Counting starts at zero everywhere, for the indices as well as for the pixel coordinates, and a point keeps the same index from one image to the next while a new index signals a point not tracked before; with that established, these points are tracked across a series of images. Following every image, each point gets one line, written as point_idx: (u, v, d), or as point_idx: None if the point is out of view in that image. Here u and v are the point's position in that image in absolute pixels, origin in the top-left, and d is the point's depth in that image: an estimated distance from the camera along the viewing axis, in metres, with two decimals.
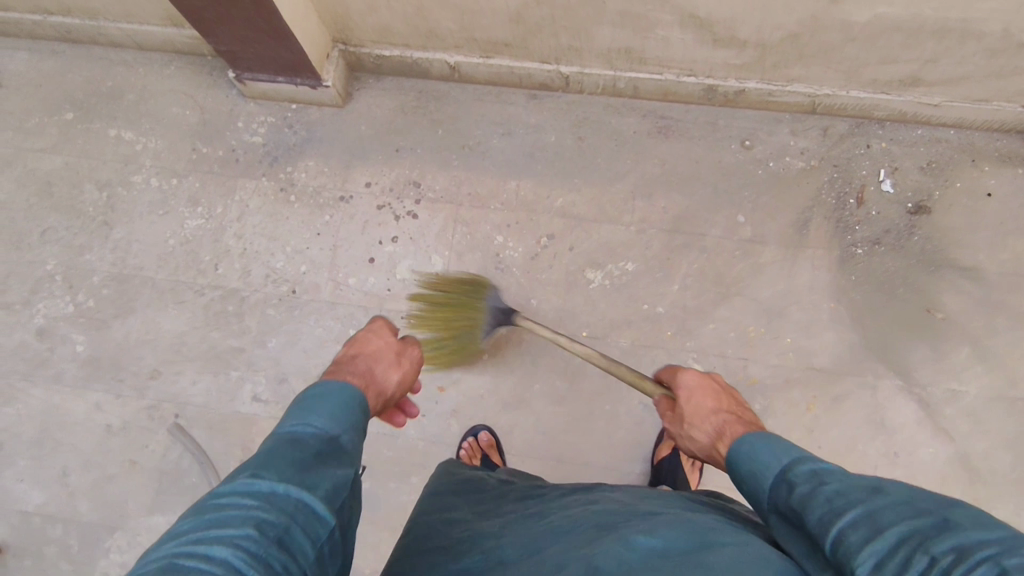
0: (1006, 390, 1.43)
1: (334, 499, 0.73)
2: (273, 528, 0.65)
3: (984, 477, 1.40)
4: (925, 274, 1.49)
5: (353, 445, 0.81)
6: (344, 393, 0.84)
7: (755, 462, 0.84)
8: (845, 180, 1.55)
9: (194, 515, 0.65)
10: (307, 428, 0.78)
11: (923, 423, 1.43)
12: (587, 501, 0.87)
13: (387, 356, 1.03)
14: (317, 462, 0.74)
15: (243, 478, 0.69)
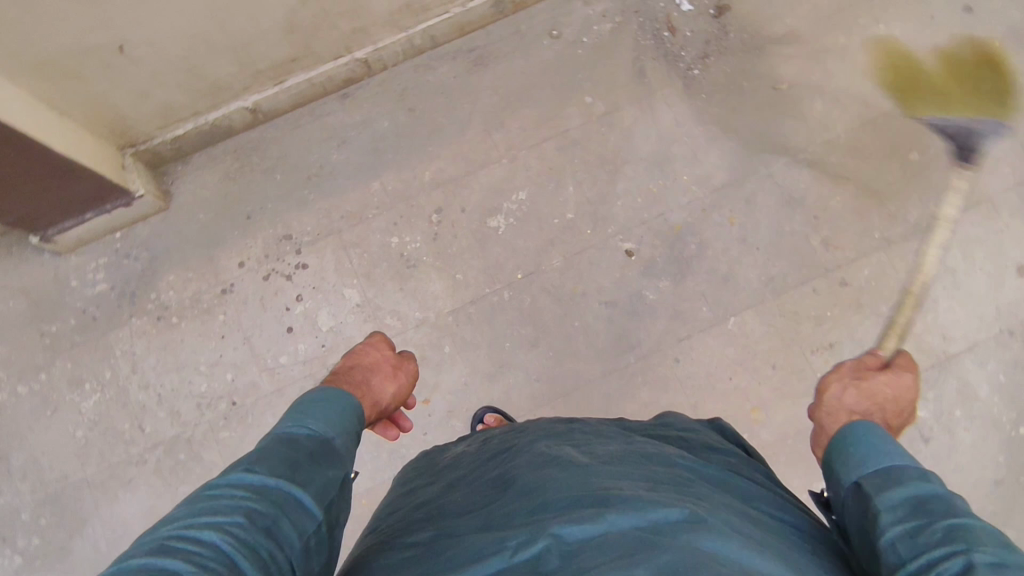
0: (866, 114, 1.59)
1: (321, 495, 0.78)
2: (262, 518, 0.71)
3: (889, 192, 1.56)
4: (755, 60, 1.63)
5: (345, 445, 0.86)
6: (339, 397, 0.90)
7: (882, 437, 0.77)
8: (652, 18, 1.64)
9: (190, 503, 0.72)
10: (303, 428, 0.84)
11: (823, 179, 1.57)
12: (544, 458, 0.88)
13: (382, 369, 1.07)
14: (307, 460, 0.80)
15: (239, 471, 0.76)
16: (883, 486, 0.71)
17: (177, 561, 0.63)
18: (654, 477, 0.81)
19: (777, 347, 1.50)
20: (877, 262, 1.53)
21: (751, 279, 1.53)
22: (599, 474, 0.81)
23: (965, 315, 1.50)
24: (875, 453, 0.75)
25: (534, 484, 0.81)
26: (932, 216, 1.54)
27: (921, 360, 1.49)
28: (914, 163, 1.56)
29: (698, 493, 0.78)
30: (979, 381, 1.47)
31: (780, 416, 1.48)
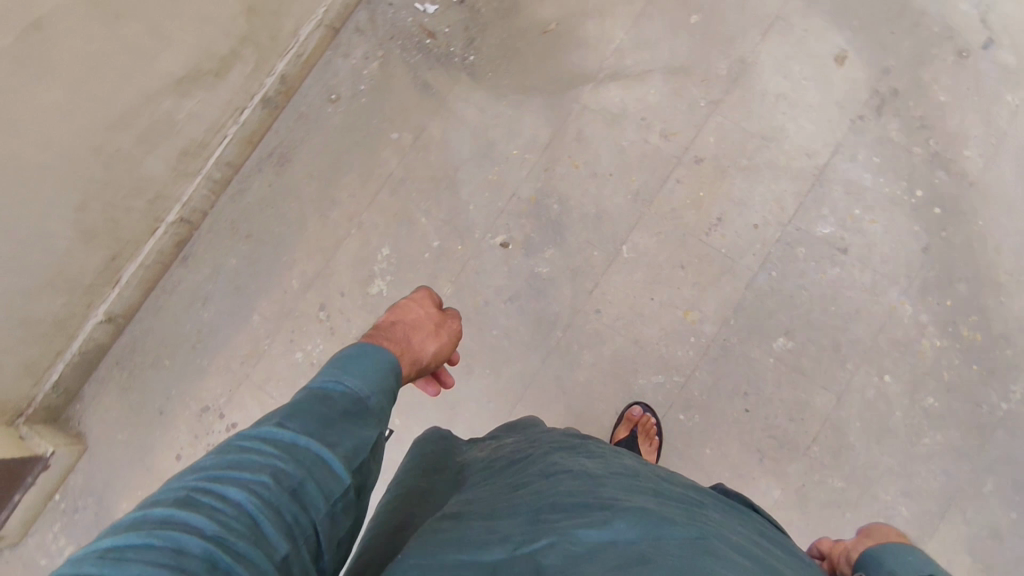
0: (634, 7, 1.63)
1: (352, 459, 0.67)
2: (289, 478, 0.61)
3: (692, 60, 1.59)
4: (515, 18, 1.66)
5: (382, 404, 0.75)
6: (378, 356, 0.79)
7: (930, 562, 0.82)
8: (408, 35, 1.67)
9: (218, 453, 0.62)
10: (338, 385, 0.73)
11: (631, 82, 1.60)
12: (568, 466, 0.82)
13: (425, 327, 1.00)
14: (340, 419, 0.69)
15: (269, 424, 0.65)
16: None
17: (198, 519, 0.53)
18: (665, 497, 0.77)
19: (675, 248, 1.52)
20: (717, 125, 1.55)
21: (620, 203, 1.55)
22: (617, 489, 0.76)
23: (816, 126, 1.53)
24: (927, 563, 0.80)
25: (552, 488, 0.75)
26: (739, 58, 1.57)
27: (802, 185, 1.51)
28: (698, 24, 1.60)
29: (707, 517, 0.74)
30: (860, 174, 1.50)
31: (714, 305, 1.49)
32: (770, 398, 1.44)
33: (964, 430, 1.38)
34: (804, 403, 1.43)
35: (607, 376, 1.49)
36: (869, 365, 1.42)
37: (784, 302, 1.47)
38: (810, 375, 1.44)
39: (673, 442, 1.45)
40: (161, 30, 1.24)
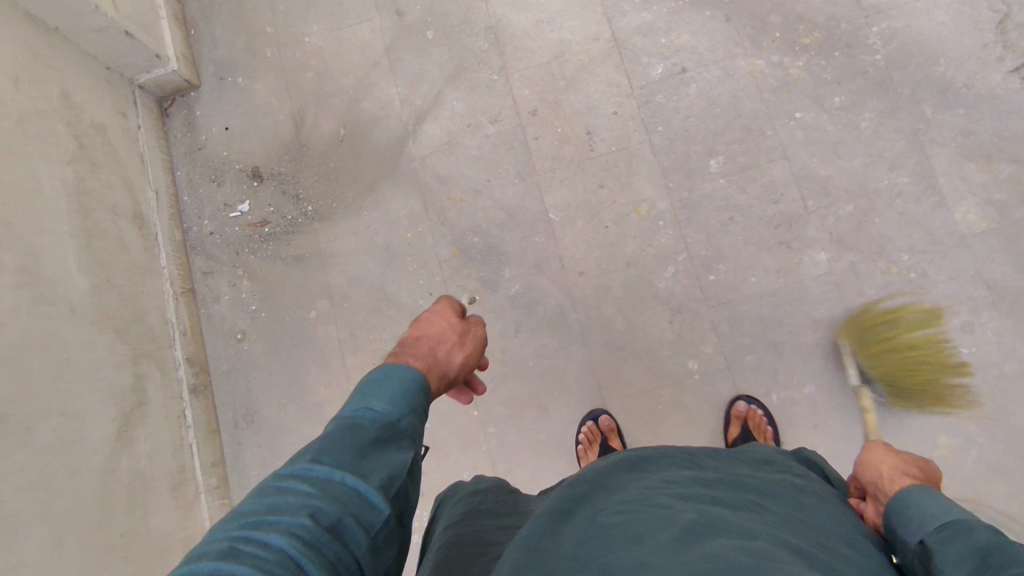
0: (384, 65, 1.74)
1: (386, 487, 0.73)
2: (328, 515, 0.66)
3: (458, 58, 1.71)
4: (311, 150, 1.72)
5: (414, 425, 0.81)
6: (407, 376, 0.84)
7: (928, 506, 0.80)
8: (247, 239, 1.69)
9: (255, 497, 0.67)
10: (368, 411, 0.79)
11: (434, 111, 1.69)
12: (669, 493, 0.81)
13: (451, 337, 0.97)
14: (373, 449, 0.75)
15: (303, 463, 0.71)
16: (941, 533, 0.75)
17: (245, 565, 0.58)
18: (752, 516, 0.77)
19: (582, 179, 1.60)
20: (520, 79, 1.67)
21: (515, 190, 1.61)
22: (716, 514, 0.75)
23: (580, 16, 1.68)
24: (946, 510, 0.78)
25: (646, 522, 0.75)
26: (487, 26, 1.71)
27: (612, 58, 1.65)
28: (437, 33, 1.73)
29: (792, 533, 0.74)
30: (638, 15, 1.65)
31: (649, 186, 1.57)
32: (748, 203, 1.53)
33: (875, 95, 1.53)
34: (773, 183, 1.53)
35: (638, 306, 1.51)
36: (779, 118, 1.55)
37: (686, 138, 1.58)
38: (754, 163, 1.54)
39: (727, 299, 1.49)
40: (69, 413, 1.19)
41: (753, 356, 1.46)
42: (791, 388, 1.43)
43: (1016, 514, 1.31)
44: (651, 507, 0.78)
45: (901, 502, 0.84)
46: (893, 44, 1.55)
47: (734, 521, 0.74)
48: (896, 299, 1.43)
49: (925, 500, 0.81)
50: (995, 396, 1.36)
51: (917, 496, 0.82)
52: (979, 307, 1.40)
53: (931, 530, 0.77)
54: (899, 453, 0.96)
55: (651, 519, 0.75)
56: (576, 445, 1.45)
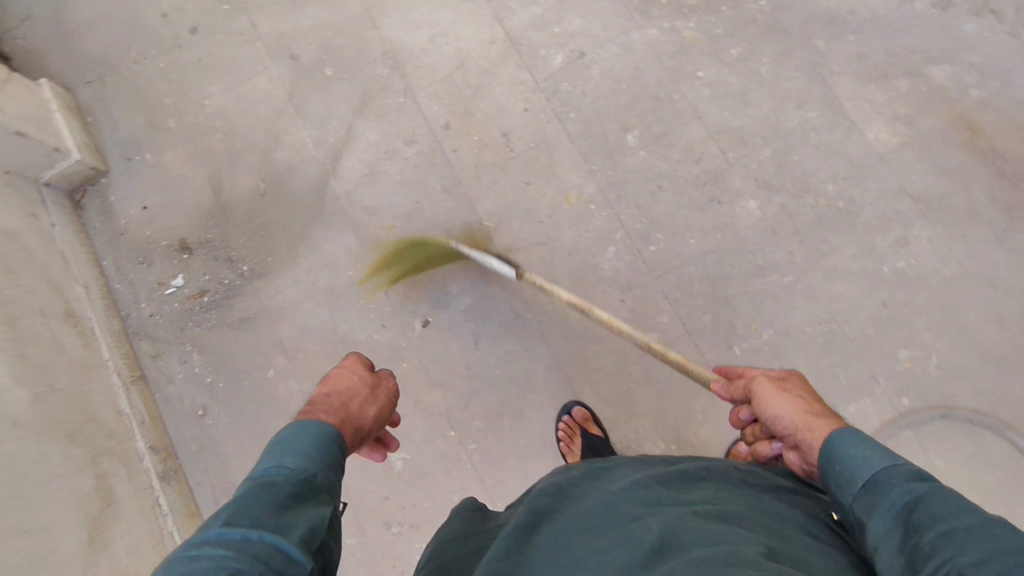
0: (290, 111, 1.72)
1: (307, 540, 0.76)
2: (249, 571, 0.67)
3: (362, 88, 1.70)
4: (235, 210, 1.69)
5: (329, 479, 0.87)
6: (316, 432, 0.90)
7: (849, 456, 0.82)
8: (187, 313, 1.65)
9: (166, 571, 0.67)
10: (282, 468, 0.84)
11: (349, 145, 1.68)
12: (623, 508, 0.84)
13: (363, 391, 1.08)
14: (288, 506, 0.78)
15: (217, 527, 0.73)
16: (873, 494, 0.77)
17: None
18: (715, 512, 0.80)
19: (508, 181, 1.60)
20: (427, 97, 1.67)
21: (446, 206, 1.61)
22: (682, 518, 0.78)
23: (471, 23, 1.69)
24: (868, 461, 0.80)
25: (613, 539, 0.78)
26: (383, 52, 1.71)
27: (512, 57, 1.66)
28: (336, 69, 1.72)
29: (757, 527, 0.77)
30: (527, 11, 1.67)
31: (574, 172, 1.58)
32: (672, 169, 1.55)
33: (768, 39, 1.57)
34: (691, 144, 1.56)
35: (588, 291, 1.52)
36: (683, 81, 1.58)
37: (599, 119, 1.60)
38: (668, 129, 1.57)
39: (671, 266, 1.51)
40: (32, 528, 1.15)
41: (708, 315, 1.48)
42: (751, 337, 1.45)
43: (986, 408, 1.35)
44: (618, 518, 0.82)
45: (824, 454, 0.85)
46: None
47: (698, 523, 0.77)
48: (830, 229, 1.46)
49: (841, 451, 0.83)
50: (942, 301, 1.40)
51: (836, 447, 0.84)
52: (909, 219, 1.44)
53: (858, 489, 0.79)
54: (790, 388, 1.00)
55: (614, 540, 0.77)
56: (557, 442, 1.44)
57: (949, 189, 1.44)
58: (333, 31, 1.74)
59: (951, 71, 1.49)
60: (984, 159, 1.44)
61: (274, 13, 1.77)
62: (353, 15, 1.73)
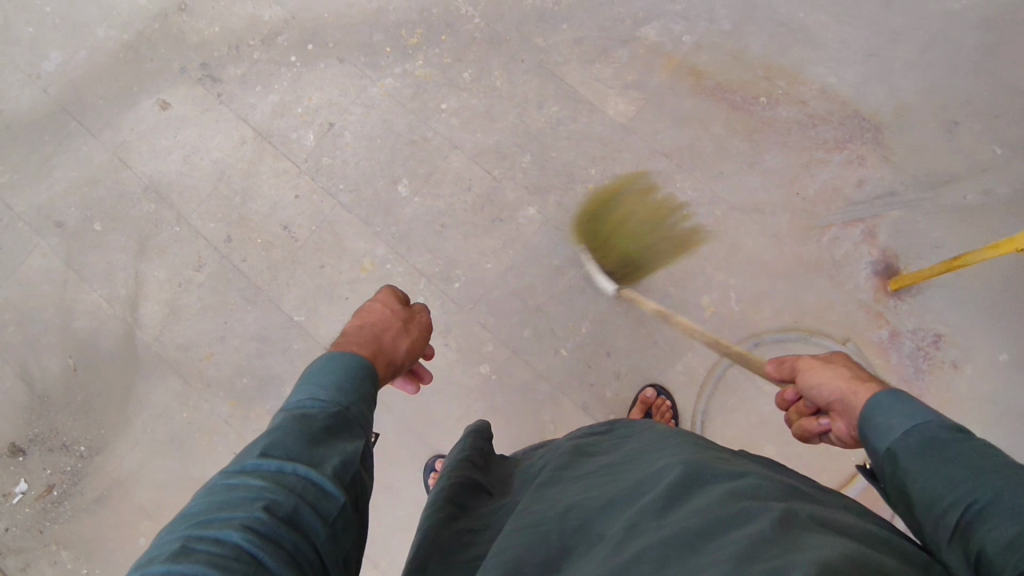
0: (73, 277, 1.68)
1: (340, 474, 0.75)
2: (281, 506, 0.68)
3: (135, 231, 1.67)
4: (51, 395, 1.63)
5: (362, 413, 0.85)
6: (348, 363, 0.88)
7: (888, 411, 0.77)
8: (41, 514, 1.60)
9: (204, 497, 0.69)
10: (316, 400, 0.82)
11: (142, 290, 1.65)
12: (650, 460, 0.84)
13: (397, 324, 1.11)
14: (325, 436, 0.78)
15: (251, 458, 0.73)
16: (909, 444, 0.72)
17: (196, 562, 0.59)
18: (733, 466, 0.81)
19: (302, 270, 1.60)
20: (200, 217, 1.65)
21: (253, 315, 1.60)
22: (701, 462, 0.79)
23: (217, 131, 1.68)
24: (908, 415, 0.75)
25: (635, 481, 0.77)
26: (144, 188, 1.68)
27: (266, 150, 1.65)
28: (104, 221, 1.69)
29: (765, 481, 0.77)
30: (266, 101, 1.67)
31: (360, 239, 1.59)
32: (448, 204, 1.57)
33: (491, 53, 1.61)
34: (458, 173, 1.58)
35: None
36: (430, 118, 1.61)
37: (366, 180, 1.61)
38: (433, 168, 1.59)
39: (479, 295, 1.53)
40: None
41: (528, 329, 1.51)
42: (571, 335, 1.50)
43: (791, 323, 1.43)
44: (635, 470, 0.82)
45: (863, 414, 0.80)
46: (481, 3, 1.62)
47: (715, 467, 0.77)
48: (605, 210, 1.52)
49: (882, 409, 0.77)
50: (721, 240, 1.47)
51: (877, 407, 0.78)
52: (668, 175, 1.51)
53: (898, 437, 0.74)
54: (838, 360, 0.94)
55: (641, 480, 0.78)
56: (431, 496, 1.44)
57: (693, 136, 1.51)
58: (89, 185, 1.71)
59: (660, 27, 1.56)
60: (713, 98, 1.52)
61: (24, 187, 1.72)
62: (103, 163, 1.71)
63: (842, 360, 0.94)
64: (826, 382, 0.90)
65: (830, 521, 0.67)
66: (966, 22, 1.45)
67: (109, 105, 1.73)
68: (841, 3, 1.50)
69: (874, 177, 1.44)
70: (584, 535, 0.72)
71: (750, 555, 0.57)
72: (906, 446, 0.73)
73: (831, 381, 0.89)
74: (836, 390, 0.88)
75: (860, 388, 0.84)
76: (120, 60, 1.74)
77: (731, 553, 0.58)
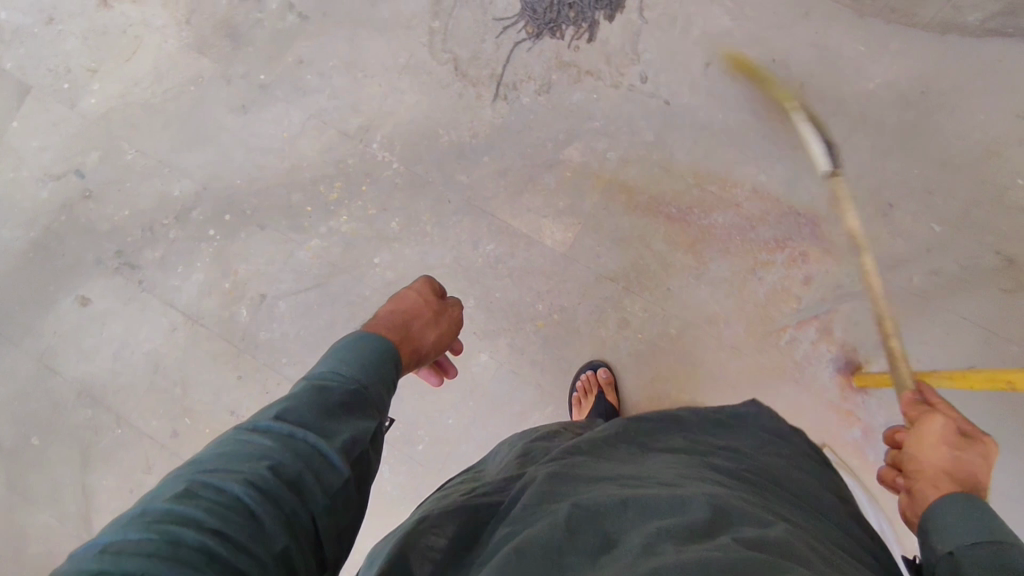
0: (17, 502, 1.57)
1: (351, 450, 0.69)
2: (286, 469, 0.63)
3: (75, 441, 1.58)
4: None
5: (381, 395, 0.80)
6: (373, 346, 0.84)
7: (967, 524, 0.70)
8: None
9: (219, 444, 0.66)
10: (336, 375, 0.78)
11: (91, 504, 1.55)
12: (679, 477, 0.77)
13: (427, 313, 1.03)
14: (340, 411, 0.73)
15: (268, 417, 0.69)
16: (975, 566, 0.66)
17: (195, 507, 0.55)
18: (760, 501, 0.76)
19: None
20: (141, 415, 1.57)
21: None
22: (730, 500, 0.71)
23: (146, 320, 1.60)
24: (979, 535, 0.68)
25: (652, 494, 0.71)
26: (77, 394, 1.59)
27: (200, 333, 1.58)
28: (40, 436, 1.59)
29: (781, 519, 0.72)
30: (191, 281, 1.60)
31: None
32: None
33: (416, 197, 1.56)
34: None
35: (386, 521, 1.48)
36: (364, 274, 1.55)
37: (309, 350, 1.54)
38: None
39: (445, 454, 1.48)
40: None
41: None
42: None
43: None
44: (660, 482, 0.76)
45: (930, 515, 0.74)
46: (396, 148, 1.58)
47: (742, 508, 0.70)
48: (559, 345, 1.48)
49: (960, 517, 0.71)
50: (680, 359, 1.45)
51: (951, 510, 0.72)
52: (617, 300, 1.47)
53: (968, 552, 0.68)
54: (956, 435, 0.82)
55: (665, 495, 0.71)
56: (573, 394, 1.44)
57: (635, 255, 1.48)
58: (19, 399, 1.61)
59: (583, 146, 1.52)
60: (649, 212, 1.49)
61: None
62: (29, 372, 1.61)
63: (979, 438, 0.82)
64: (930, 454, 0.81)
65: None
66: (884, 100, 1.44)
67: (28, 308, 1.63)
68: (758, 97, 1.48)
69: (821, 272, 1.42)
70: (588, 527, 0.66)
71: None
72: (970, 557, 0.67)
73: (943, 458, 0.79)
74: (937, 467, 0.79)
75: (945, 485, 0.76)
76: (32, 260, 1.65)
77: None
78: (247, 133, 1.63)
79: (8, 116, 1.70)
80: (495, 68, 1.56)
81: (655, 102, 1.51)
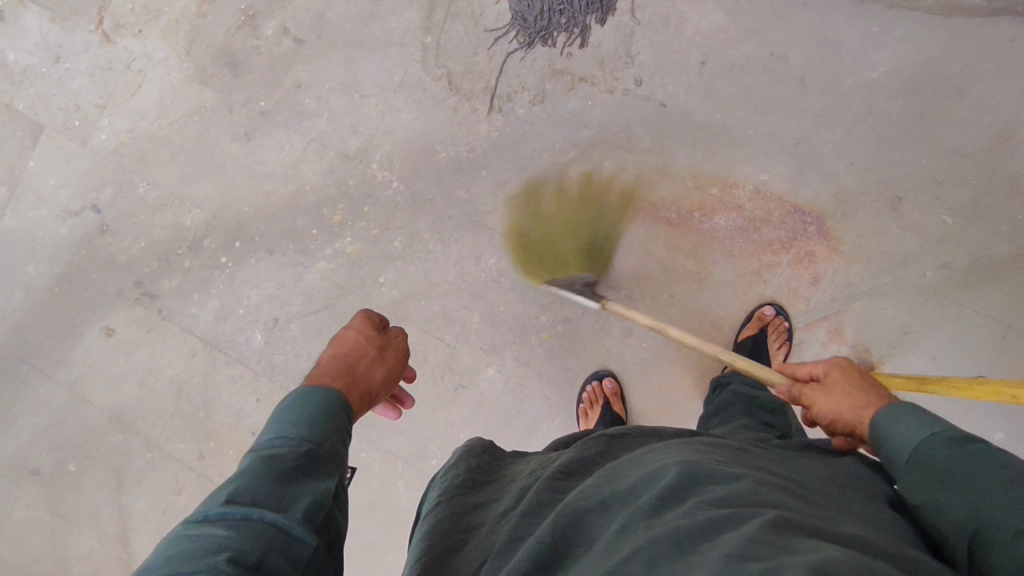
0: (60, 526, 1.66)
1: (310, 517, 0.71)
2: (246, 555, 0.63)
3: (109, 466, 1.65)
4: None
5: (333, 450, 0.82)
6: (320, 401, 0.86)
7: (891, 439, 0.79)
8: None
9: (167, 545, 0.64)
10: (283, 441, 0.79)
11: (128, 525, 1.63)
12: (651, 460, 0.78)
13: (371, 352, 1.04)
14: (294, 477, 0.75)
15: (216, 506, 0.69)
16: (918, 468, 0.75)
17: None
18: (738, 461, 0.77)
19: None
20: (168, 439, 1.63)
21: None
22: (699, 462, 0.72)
23: (167, 348, 1.66)
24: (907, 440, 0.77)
25: (626, 482, 0.72)
26: (108, 421, 1.66)
27: (218, 359, 1.63)
28: (77, 462, 1.67)
29: (757, 471, 0.73)
30: (207, 308, 1.65)
31: None
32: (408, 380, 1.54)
33: (418, 215, 1.57)
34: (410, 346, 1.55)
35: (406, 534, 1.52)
36: (371, 294, 1.58)
37: None
38: None
39: None
40: None
41: None
42: None
43: None
44: (634, 468, 0.76)
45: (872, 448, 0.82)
46: (396, 166, 1.59)
47: (711, 467, 0.71)
48: (565, 356, 1.49)
49: (884, 432, 0.80)
50: (687, 365, 1.44)
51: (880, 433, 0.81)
52: (621, 309, 1.47)
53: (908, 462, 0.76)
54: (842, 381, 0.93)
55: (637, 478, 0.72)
56: (580, 404, 1.44)
57: (637, 262, 1.47)
58: (55, 428, 1.69)
59: (581, 155, 1.51)
60: (650, 218, 1.47)
61: None
62: (63, 402, 1.69)
63: (860, 374, 0.94)
64: (842, 403, 0.90)
65: (826, 528, 0.61)
66: (888, 90, 1.40)
67: (57, 341, 1.71)
68: (757, 94, 1.45)
69: (828, 272, 1.40)
70: (576, 536, 0.66)
71: (746, 554, 0.54)
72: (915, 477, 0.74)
73: (850, 400, 0.89)
74: (852, 410, 0.88)
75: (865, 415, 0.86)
76: (58, 295, 1.72)
77: (725, 552, 0.55)
78: (251, 160, 1.66)
79: (25, 157, 1.77)
80: (489, 81, 1.56)
81: (651, 106, 1.49)
